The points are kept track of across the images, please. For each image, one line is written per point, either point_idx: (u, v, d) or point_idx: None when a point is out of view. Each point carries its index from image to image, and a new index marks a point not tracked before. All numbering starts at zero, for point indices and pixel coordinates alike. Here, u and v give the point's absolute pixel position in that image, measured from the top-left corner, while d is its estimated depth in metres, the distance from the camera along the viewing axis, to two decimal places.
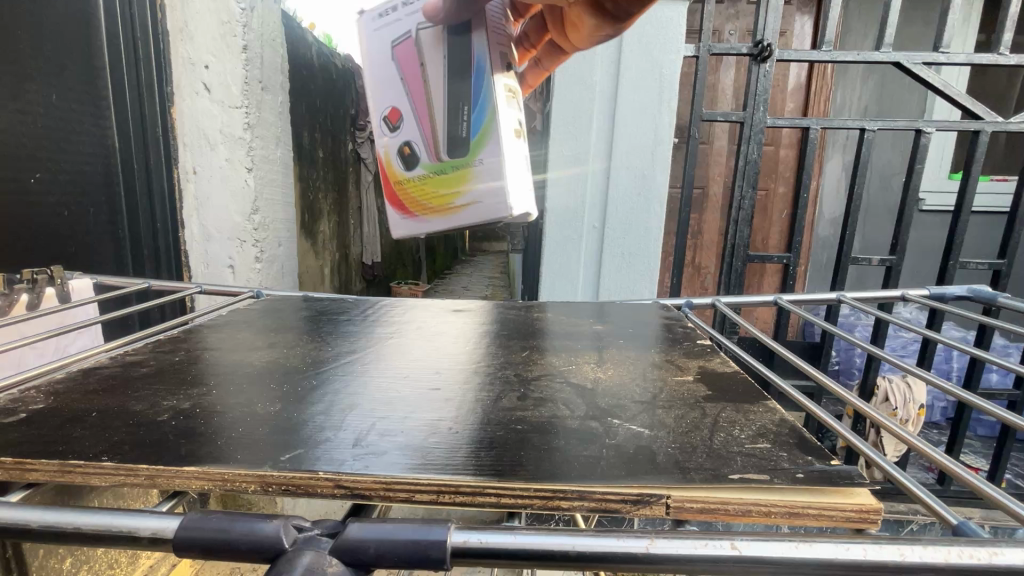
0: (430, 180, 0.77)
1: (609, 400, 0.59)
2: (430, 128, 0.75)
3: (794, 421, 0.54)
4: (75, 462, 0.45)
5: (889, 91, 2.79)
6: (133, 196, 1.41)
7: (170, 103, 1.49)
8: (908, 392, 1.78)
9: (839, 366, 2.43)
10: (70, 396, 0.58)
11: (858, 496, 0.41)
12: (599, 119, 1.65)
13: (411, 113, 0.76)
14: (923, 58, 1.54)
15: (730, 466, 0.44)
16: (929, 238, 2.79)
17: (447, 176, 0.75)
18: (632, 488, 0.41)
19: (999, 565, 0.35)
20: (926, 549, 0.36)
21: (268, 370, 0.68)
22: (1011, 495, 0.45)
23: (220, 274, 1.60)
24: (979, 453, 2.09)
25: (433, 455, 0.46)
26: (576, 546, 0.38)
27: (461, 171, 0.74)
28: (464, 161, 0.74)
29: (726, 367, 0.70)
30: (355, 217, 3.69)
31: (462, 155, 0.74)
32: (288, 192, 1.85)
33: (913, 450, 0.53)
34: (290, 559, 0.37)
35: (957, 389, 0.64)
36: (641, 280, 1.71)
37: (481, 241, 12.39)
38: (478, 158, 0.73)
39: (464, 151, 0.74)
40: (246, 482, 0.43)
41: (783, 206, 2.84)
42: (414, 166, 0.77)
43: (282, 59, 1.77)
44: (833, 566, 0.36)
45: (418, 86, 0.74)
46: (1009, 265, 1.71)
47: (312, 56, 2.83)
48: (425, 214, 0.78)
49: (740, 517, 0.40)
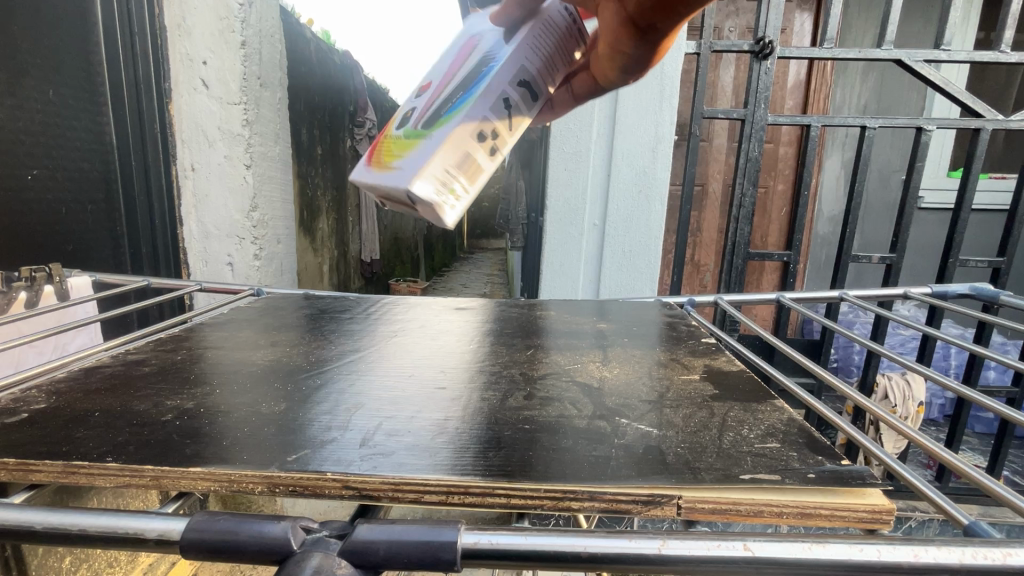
0: (399, 142, 0.58)
1: (616, 400, 0.59)
2: (431, 96, 0.59)
3: (803, 420, 0.53)
4: (80, 463, 0.44)
5: (888, 89, 2.78)
6: (131, 193, 1.40)
7: (168, 100, 1.47)
8: (908, 389, 1.78)
9: (838, 363, 2.43)
10: (72, 396, 0.58)
11: (869, 496, 0.41)
12: (600, 115, 1.65)
13: (434, 82, 0.62)
14: (924, 56, 1.53)
15: (740, 466, 0.44)
16: (928, 235, 2.79)
17: (408, 141, 0.56)
18: (643, 489, 0.41)
19: (1013, 566, 0.34)
20: (940, 550, 0.36)
21: (271, 370, 0.67)
22: (1014, 490, 0.45)
23: (220, 272, 1.58)
24: (977, 450, 2.11)
25: (440, 456, 0.46)
26: (587, 546, 0.38)
27: (418, 141, 0.54)
28: (427, 132, 0.54)
29: (731, 366, 0.70)
30: (354, 214, 3.68)
31: (429, 127, 0.54)
32: (287, 189, 1.85)
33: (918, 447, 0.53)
34: (299, 561, 0.37)
35: (958, 385, 0.64)
36: (643, 277, 1.71)
37: (479, 238, 12.38)
38: (438, 136, 0.52)
39: (433, 124, 0.54)
40: (252, 483, 0.43)
41: (782, 204, 2.84)
42: (400, 125, 0.59)
43: (280, 56, 1.76)
44: (847, 568, 0.36)
45: (454, 63, 0.60)
46: (1008, 263, 1.71)
47: (310, 52, 2.81)
48: (374, 173, 0.58)
49: (753, 518, 0.40)
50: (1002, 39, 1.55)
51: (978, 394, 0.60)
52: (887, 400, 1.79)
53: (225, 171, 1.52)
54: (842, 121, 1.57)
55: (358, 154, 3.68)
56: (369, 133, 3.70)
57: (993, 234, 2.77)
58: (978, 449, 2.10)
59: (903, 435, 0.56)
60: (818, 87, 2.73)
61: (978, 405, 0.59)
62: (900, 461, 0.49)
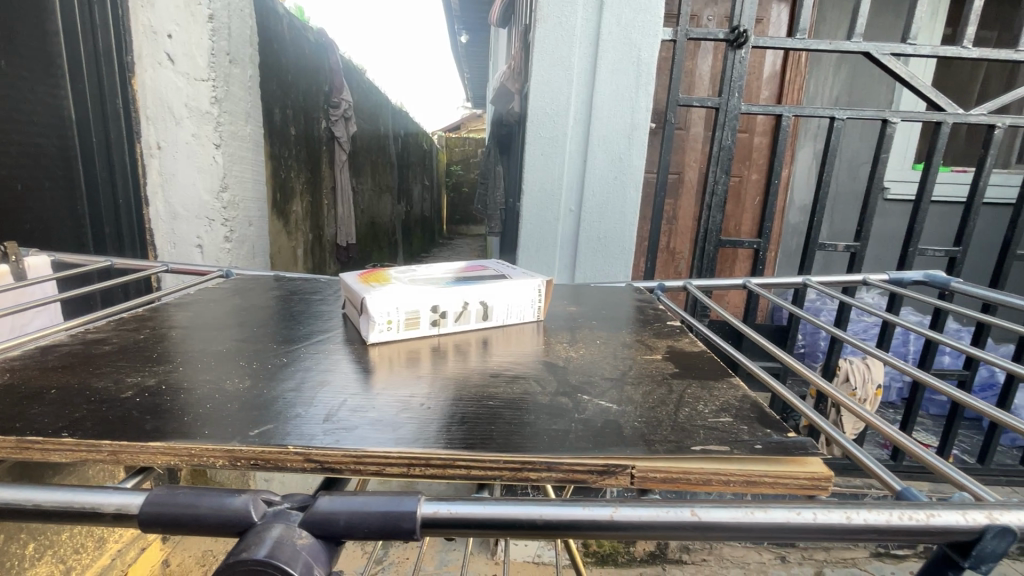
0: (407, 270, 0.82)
1: (580, 377, 0.60)
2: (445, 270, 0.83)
3: (756, 396, 0.56)
4: (34, 438, 0.43)
5: (859, 81, 2.85)
6: (92, 171, 1.35)
7: (131, 74, 1.40)
8: (867, 373, 1.84)
9: (805, 348, 2.52)
10: (28, 373, 0.56)
11: (810, 465, 0.43)
12: (577, 99, 1.64)
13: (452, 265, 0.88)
14: (891, 49, 1.57)
15: (693, 438, 0.46)
16: (892, 225, 2.89)
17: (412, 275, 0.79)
18: (599, 459, 0.43)
19: (935, 525, 0.37)
20: (871, 512, 0.38)
21: (238, 349, 0.67)
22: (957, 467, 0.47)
23: (188, 254, 1.55)
24: (930, 430, 2.22)
25: (405, 430, 0.47)
26: (542, 514, 0.40)
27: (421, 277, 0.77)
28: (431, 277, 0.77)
29: (693, 346, 0.72)
30: (329, 197, 3.62)
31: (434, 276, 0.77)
32: (259, 170, 1.80)
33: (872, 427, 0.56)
34: (260, 532, 0.37)
35: (914, 369, 0.67)
36: (616, 263, 1.74)
37: (459, 224, 12.30)
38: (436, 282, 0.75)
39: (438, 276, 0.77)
40: (213, 457, 0.43)
41: (755, 193, 2.90)
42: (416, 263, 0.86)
43: (251, 31, 1.70)
44: (785, 529, 0.38)
45: (473, 267, 0.87)
46: (963, 253, 1.78)
47: (282, 29, 2.73)
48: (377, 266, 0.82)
49: (701, 485, 0.42)
50: (964, 35, 1.59)
51: (934, 379, 0.62)
52: (848, 382, 1.85)
53: (193, 150, 1.48)
54: (811, 111, 1.60)
55: (334, 136, 3.60)
56: (344, 114, 3.61)
57: (952, 225, 2.89)
58: (931, 430, 2.21)
59: (861, 418, 0.59)
60: (792, 78, 2.77)
61: (936, 389, 0.62)
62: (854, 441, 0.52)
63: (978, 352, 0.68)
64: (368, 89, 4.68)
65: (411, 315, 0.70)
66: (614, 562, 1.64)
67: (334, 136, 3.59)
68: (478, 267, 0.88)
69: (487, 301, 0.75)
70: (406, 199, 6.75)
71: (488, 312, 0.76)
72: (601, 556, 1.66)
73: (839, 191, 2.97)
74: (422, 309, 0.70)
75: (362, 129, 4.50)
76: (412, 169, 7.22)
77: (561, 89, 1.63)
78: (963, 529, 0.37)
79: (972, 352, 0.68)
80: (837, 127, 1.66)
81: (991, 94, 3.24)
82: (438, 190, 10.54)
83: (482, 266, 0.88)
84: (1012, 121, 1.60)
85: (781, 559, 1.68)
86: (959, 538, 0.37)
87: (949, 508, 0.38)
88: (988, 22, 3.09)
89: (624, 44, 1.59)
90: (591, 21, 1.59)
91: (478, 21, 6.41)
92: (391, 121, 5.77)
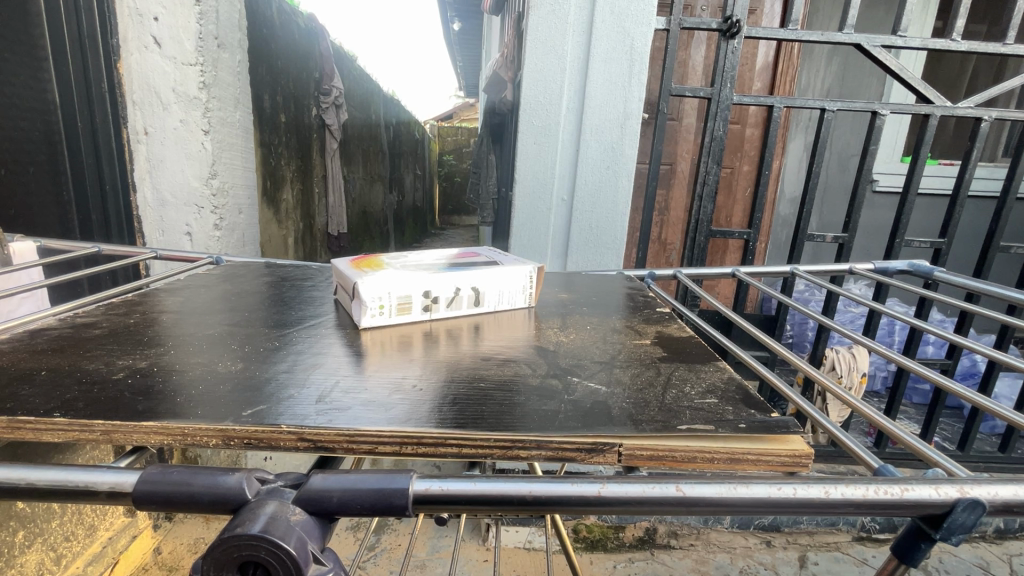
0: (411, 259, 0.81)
1: (570, 360, 0.62)
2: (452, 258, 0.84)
3: (741, 379, 0.58)
4: (26, 418, 0.44)
5: (851, 73, 2.87)
6: (78, 156, 1.33)
7: (116, 57, 1.37)
8: (852, 362, 1.87)
9: (793, 338, 2.56)
10: (19, 354, 0.57)
11: (792, 443, 0.46)
12: (570, 87, 1.64)
13: (457, 254, 0.87)
14: (883, 41, 1.53)
15: (680, 418, 0.48)
16: (879, 217, 2.93)
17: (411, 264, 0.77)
18: (587, 438, 0.44)
19: (909, 499, 0.39)
20: (848, 487, 0.40)
21: (228, 334, 0.66)
22: (936, 448, 0.48)
23: (178, 241, 1.53)
24: (912, 419, 2.26)
25: (397, 410, 0.48)
26: (532, 491, 0.41)
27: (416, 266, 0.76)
28: (427, 266, 0.77)
29: (682, 332, 0.73)
30: (320, 185, 3.57)
31: (431, 265, 0.77)
32: (248, 156, 1.77)
33: (856, 413, 0.56)
34: (253, 508, 0.38)
35: (896, 355, 0.68)
36: (607, 253, 1.75)
37: (452, 214, 12.25)
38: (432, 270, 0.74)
39: (434, 266, 0.77)
40: (206, 437, 0.44)
41: (746, 184, 2.93)
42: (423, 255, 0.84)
43: (239, 15, 1.66)
44: (766, 504, 0.40)
45: (471, 257, 0.86)
46: (949, 244, 1.78)
47: (271, 15, 2.68)
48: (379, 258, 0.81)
49: (687, 463, 0.44)
50: (954, 26, 1.58)
51: (917, 364, 0.62)
52: (835, 371, 1.87)
53: (181, 136, 1.45)
54: (805, 101, 1.58)
55: (325, 124, 3.55)
56: (335, 102, 3.56)
57: (936, 218, 2.93)
58: (913, 418, 2.26)
59: (849, 404, 0.59)
60: (784, 70, 2.78)
61: (918, 375, 0.62)
62: (841, 427, 0.52)
63: (959, 338, 0.68)
64: (357, 77, 4.62)
65: (403, 300, 0.70)
66: (602, 547, 1.67)
67: (325, 124, 3.54)
68: (474, 257, 0.87)
69: (478, 287, 0.75)
70: (398, 188, 6.68)
71: (479, 301, 0.76)
72: (591, 541, 1.68)
73: (828, 183, 2.99)
74: (414, 294, 0.71)
75: (353, 117, 4.44)
76: (403, 159, 7.16)
77: (554, 77, 1.62)
78: (936, 502, 0.39)
79: (955, 337, 0.68)
80: (827, 119, 1.64)
81: (978, 88, 3.25)
82: (430, 178, 10.47)
83: (473, 253, 0.88)
84: (999, 114, 1.60)
85: (765, 543, 1.71)
86: (933, 511, 0.39)
87: (924, 482, 0.40)
88: (978, 16, 3.12)
89: (617, 33, 1.58)
90: (585, 9, 1.58)
91: (473, 8, 6.33)
92: (383, 108, 5.69)
